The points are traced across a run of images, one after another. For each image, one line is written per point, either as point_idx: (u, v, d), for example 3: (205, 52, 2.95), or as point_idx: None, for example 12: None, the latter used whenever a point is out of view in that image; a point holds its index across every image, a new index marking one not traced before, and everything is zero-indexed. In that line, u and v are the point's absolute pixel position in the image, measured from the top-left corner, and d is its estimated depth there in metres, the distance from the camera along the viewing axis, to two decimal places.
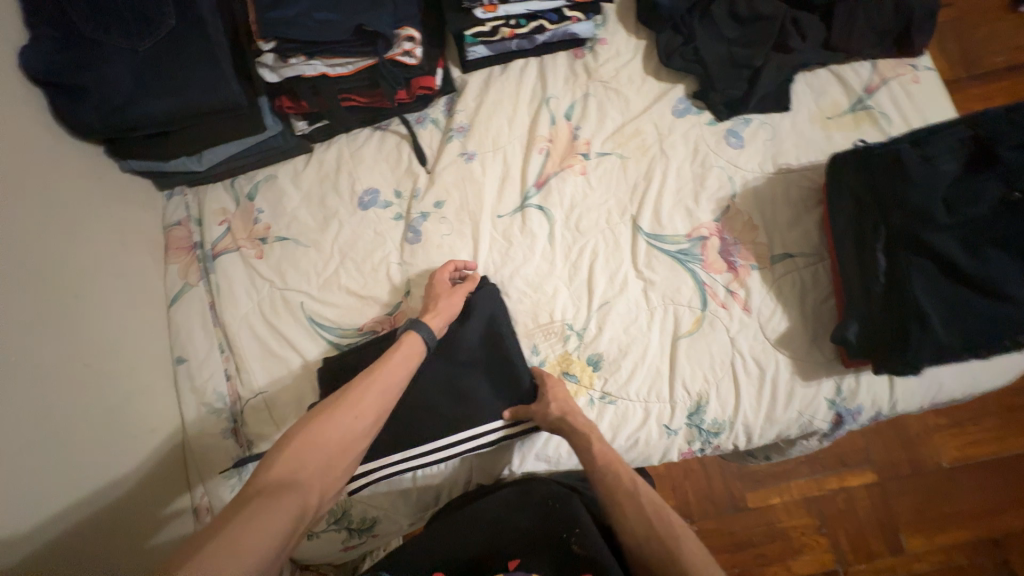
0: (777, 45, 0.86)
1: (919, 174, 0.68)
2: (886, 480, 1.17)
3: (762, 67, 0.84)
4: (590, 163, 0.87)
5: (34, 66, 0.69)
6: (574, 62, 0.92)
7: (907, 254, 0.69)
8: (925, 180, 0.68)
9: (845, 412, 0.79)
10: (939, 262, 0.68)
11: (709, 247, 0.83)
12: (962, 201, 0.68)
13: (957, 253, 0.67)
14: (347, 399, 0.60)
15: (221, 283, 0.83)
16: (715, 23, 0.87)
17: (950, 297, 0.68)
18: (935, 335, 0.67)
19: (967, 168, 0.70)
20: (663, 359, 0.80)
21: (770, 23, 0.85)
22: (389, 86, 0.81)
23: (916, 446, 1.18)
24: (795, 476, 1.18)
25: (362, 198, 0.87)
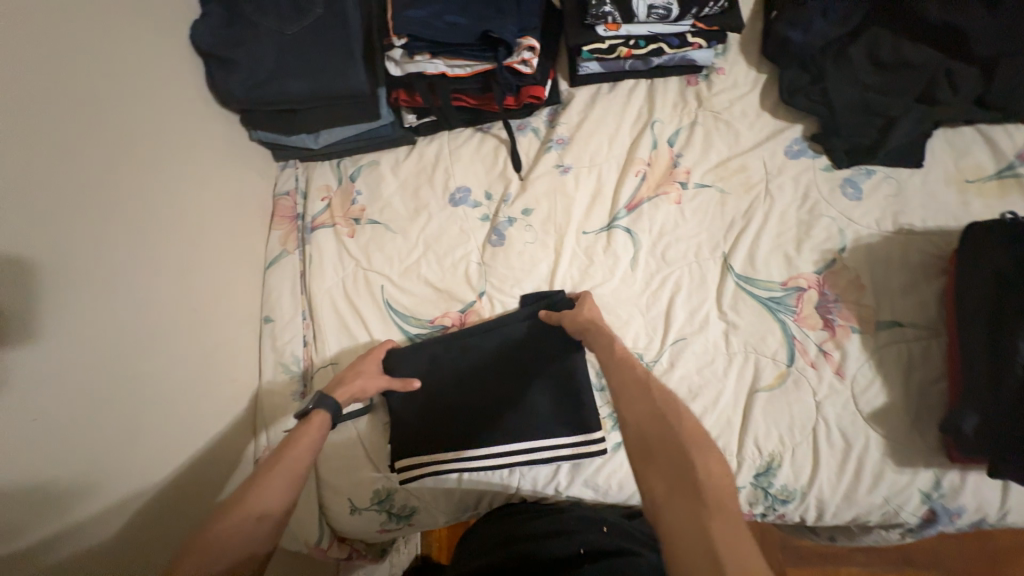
0: (920, 96, 0.79)
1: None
2: None
3: (898, 118, 0.78)
4: (687, 193, 0.84)
5: (201, 40, 0.80)
6: (686, 88, 0.89)
7: None
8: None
9: (941, 511, 0.70)
10: None
11: (805, 299, 0.77)
12: None
13: None
14: (267, 469, 0.60)
15: (313, 255, 0.88)
16: (850, 66, 0.82)
17: None
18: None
19: None
20: (737, 410, 0.75)
21: (913, 72, 0.79)
22: (500, 92, 0.84)
23: (1002, 564, 1.06)
24: (846, 563, 1.09)
25: (454, 195, 0.89)
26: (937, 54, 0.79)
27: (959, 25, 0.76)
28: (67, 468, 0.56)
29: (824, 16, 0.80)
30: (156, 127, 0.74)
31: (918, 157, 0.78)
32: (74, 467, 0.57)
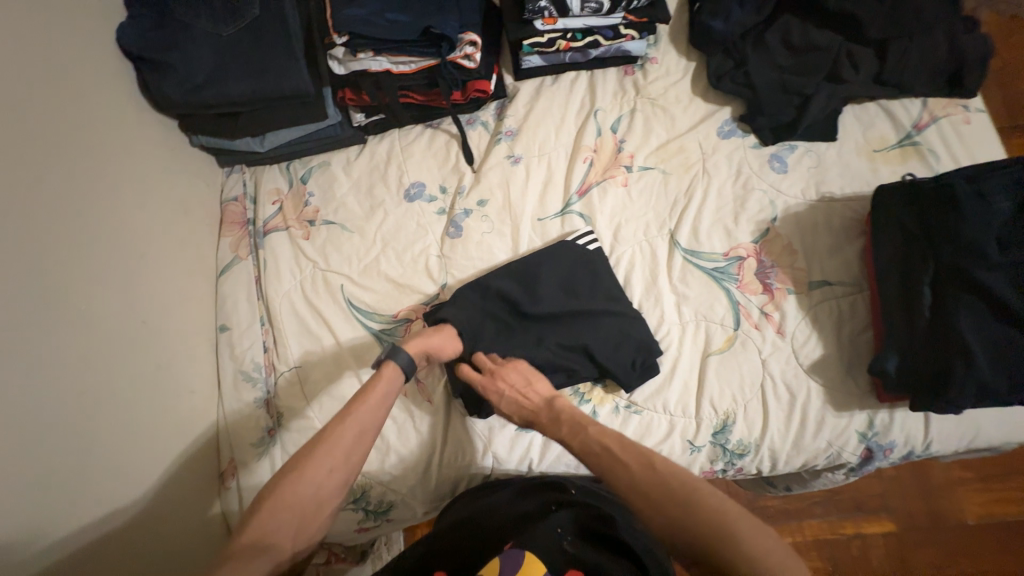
0: (828, 76, 0.87)
1: (974, 212, 0.68)
2: (903, 531, 1.17)
3: (812, 96, 0.86)
4: (632, 176, 0.89)
5: (129, 42, 0.77)
6: (624, 78, 0.94)
7: (956, 291, 0.68)
8: (985, 215, 0.68)
9: (876, 447, 0.77)
10: (989, 302, 0.67)
11: (745, 267, 0.83)
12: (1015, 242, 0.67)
13: (1008, 292, 0.66)
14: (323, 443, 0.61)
15: (268, 259, 0.87)
16: (768, 51, 0.89)
17: (997, 337, 0.67)
18: (980, 375, 0.66)
19: None
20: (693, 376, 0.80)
21: (823, 54, 0.87)
22: (447, 86, 0.86)
23: (941, 500, 1.18)
24: (809, 516, 1.18)
25: (409, 190, 0.90)
26: (840, 38, 0.87)
27: (856, 11, 0.84)
28: (17, 494, 0.52)
29: (740, 6, 0.87)
30: (87, 135, 0.70)
31: (832, 132, 0.86)
32: (24, 492, 0.53)
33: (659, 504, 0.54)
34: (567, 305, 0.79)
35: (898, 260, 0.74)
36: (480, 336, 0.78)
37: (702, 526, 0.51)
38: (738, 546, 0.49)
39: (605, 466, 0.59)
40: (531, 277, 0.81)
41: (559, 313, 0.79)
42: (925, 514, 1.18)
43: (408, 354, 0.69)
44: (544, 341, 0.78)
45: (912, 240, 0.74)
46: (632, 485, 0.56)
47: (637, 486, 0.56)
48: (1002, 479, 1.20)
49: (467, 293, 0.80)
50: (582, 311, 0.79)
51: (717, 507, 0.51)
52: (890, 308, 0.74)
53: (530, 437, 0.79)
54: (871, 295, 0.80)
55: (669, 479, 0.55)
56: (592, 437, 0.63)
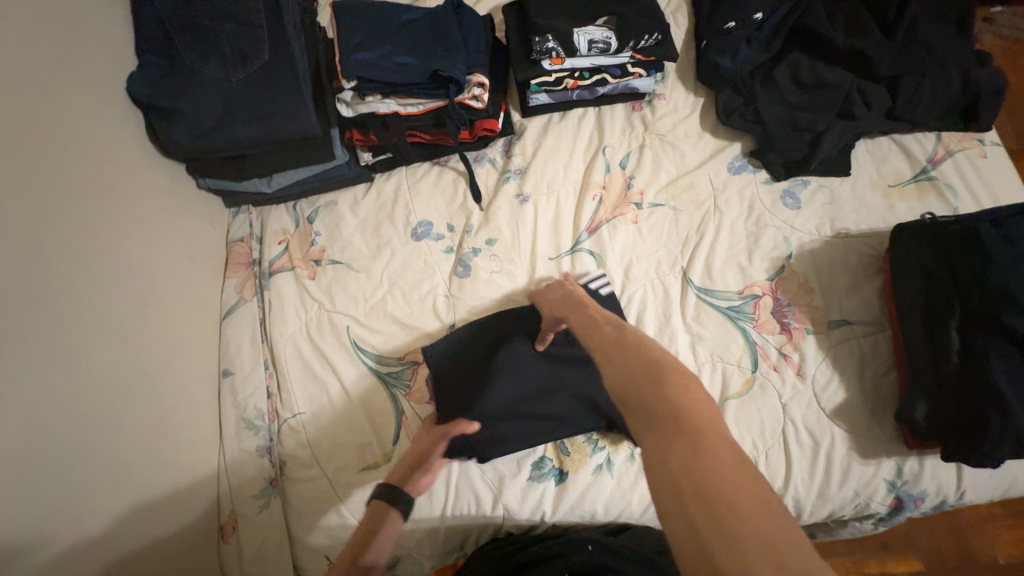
0: (840, 112, 0.86)
1: (1000, 251, 0.66)
2: (932, 571, 1.11)
3: (825, 132, 0.84)
4: (642, 213, 0.87)
5: (138, 89, 0.77)
6: (632, 114, 0.93)
7: (985, 338, 0.66)
8: (1014, 253, 0.66)
9: (906, 497, 0.74)
10: (1022, 349, 0.64)
11: (761, 306, 0.81)
12: None
13: None
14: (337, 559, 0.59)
15: (274, 301, 0.85)
16: (777, 87, 0.88)
17: None
18: (1017, 427, 0.62)
19: None
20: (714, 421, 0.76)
21: (836, 90, 0.85)
22: (454, 126, 0.85)
23: (973, 540, 1.13)
24: (831, 555, 1.13)
25: (416, 229, 0.89)
26: (852, 75, 0.86)
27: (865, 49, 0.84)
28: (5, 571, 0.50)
29: (747, 44, 0.87)
30: (93, 184, 0.69)
31: (845, 167, 0.85)
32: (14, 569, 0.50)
33: (636, 375, 0.43)
34: (574, 355, 0.78)
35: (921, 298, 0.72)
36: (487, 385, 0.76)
37: (680, 404, 0.39)
38: (707, 432, 0.36)
39: (595, 341, 0.51)
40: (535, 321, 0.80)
41: (565, 361, 0.77)
42: (954, 552, 1.12)
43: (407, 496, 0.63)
44: (551, 393, 0.75)
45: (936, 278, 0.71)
46: (615, 356, 0.47)
47: (623, 358, 0.46)
48: None
49: (472, 337, 0.79)
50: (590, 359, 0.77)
51: (701, 389, 0.40)
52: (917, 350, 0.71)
53: (543, 487, 0.75)
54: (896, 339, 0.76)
55: (655, 357, 0.44)
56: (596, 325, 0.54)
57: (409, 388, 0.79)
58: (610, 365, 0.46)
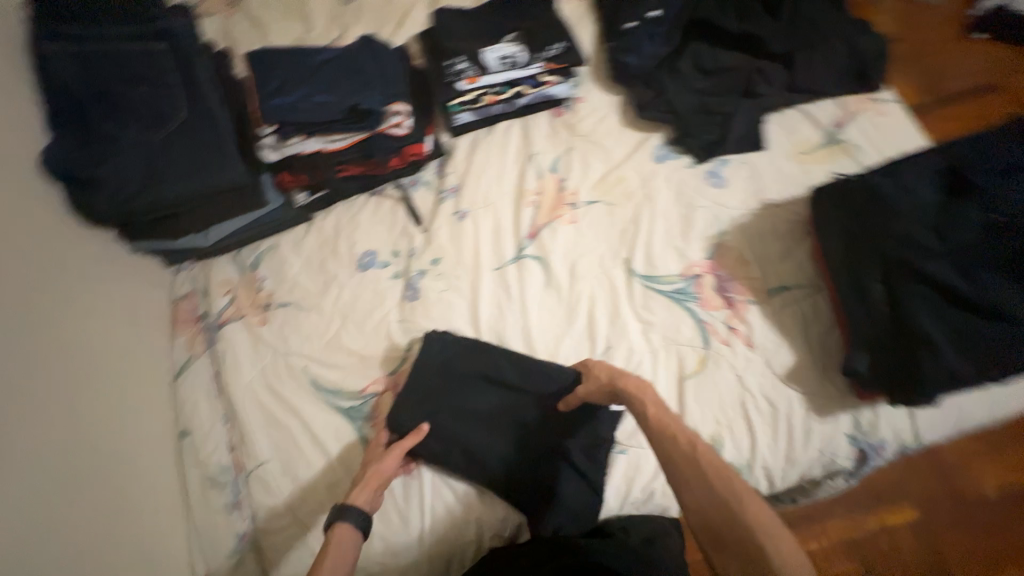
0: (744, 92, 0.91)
1: (890, 199, 0.71)
2: (932, 516, 1.11)
3: (733, 112, 0.89)
4: (579, 212, 0.90)
5: (51, 163, 0.74)
6: (555, 120, 0.96)
7: (905, 282, 0.67)
8: (904, 200, 0.71)
9: (868, 448, 0.75)
10: (939, 288, 0.66)
11: (703, 284, 0.84)
12: (949, 226, 0.68)
13: (953, 277, 0.65)
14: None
15: (226, 353, 0.84)
16: (683, 77, 0.91)
17: (956, 322, 0.65)
18: (947, 364, 0.64)
19: (949, 195, 0.71)
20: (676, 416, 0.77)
21: (734, 73, 0.91)
22: (382, 155, 0.87)
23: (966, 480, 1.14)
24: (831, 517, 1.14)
25: (361, 260, 0.90)
26: (748, 57, 0.91)
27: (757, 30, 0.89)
28: None
29: (650, 40, 0.91)
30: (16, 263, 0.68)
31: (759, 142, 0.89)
32: None
33: (711, 503, 0.52)
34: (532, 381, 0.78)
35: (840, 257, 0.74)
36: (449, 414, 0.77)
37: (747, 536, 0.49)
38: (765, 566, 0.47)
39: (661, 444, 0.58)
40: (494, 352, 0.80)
41: (520, 386, 0.79)
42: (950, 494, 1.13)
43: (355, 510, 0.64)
44: (507, 420, 0.78)
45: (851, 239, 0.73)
46: (689, 471, 0.54)
47: (691, 467, 0.54)
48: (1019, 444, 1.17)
49: (435, 370, 0.80)
50: (547, 380, 0.78)
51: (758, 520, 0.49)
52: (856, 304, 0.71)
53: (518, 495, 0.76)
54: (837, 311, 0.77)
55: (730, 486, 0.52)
56: (664, 421, 0.60)
57: (373, 419, 0.79)
58: (688, 473, 0.54)
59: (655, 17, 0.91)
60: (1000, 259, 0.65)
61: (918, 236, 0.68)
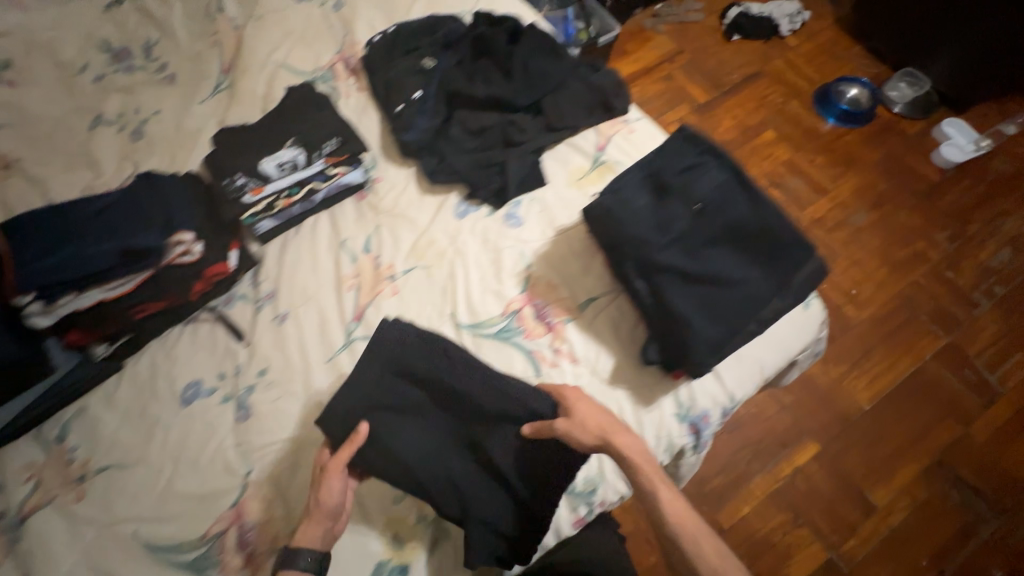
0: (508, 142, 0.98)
1: (622, 218, 0.79)
2: (827, 442, 1.55)
3: (505, 161, 0.97)
4: (399, 282, 0.94)
5: None
6: (360, 203, 1.01)
7: (656, 279, 0.77)
8: (635, 215, 0.79)
9: (695, 420, 0.83)
10: (680, 276, 0.77)
11: (524, 316, 0.90)
12: (666, 224, 0.79)
13: (684, 265, 0.76)
14: None
15: (34, 549, 0.74)
16: (455, 140, 0.99)
17: (702, 299, 0.76)
18: (705, 338, 0.75)
19: (657, 195, 0.81)
20: (506, 411, 0.78)
21: (493, 130, 0.99)
22: (176, 287, 0.86)
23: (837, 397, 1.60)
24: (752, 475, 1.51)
25: (184, 394, 0.85)
26: (499, 114, 0.99)
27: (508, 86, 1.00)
28: None
29: (420, 115, 1.00)
30: None
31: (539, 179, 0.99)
32: None
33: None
34: (496, 403, 0.78)
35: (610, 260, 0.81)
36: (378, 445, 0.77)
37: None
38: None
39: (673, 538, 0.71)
40: (471, 378, 0.79)
41: (464, 394, 0.79)
42: (835, 418, 1.58)
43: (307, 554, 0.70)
44: (465, 439, 0.80)
45: (616, 257, 0.81)
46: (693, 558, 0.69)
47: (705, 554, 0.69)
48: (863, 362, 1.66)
49: (384, 368, 0.81)
50: (522, 403, 0.78)
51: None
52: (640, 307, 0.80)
53: None
54: (638, 311, 0.86)
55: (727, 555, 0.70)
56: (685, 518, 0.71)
57: (222, 561, 0.74)
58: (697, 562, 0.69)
59: (419, 96, 1.01)
60: (710, 239, 0.77)
61: (655, 243, 0.77)
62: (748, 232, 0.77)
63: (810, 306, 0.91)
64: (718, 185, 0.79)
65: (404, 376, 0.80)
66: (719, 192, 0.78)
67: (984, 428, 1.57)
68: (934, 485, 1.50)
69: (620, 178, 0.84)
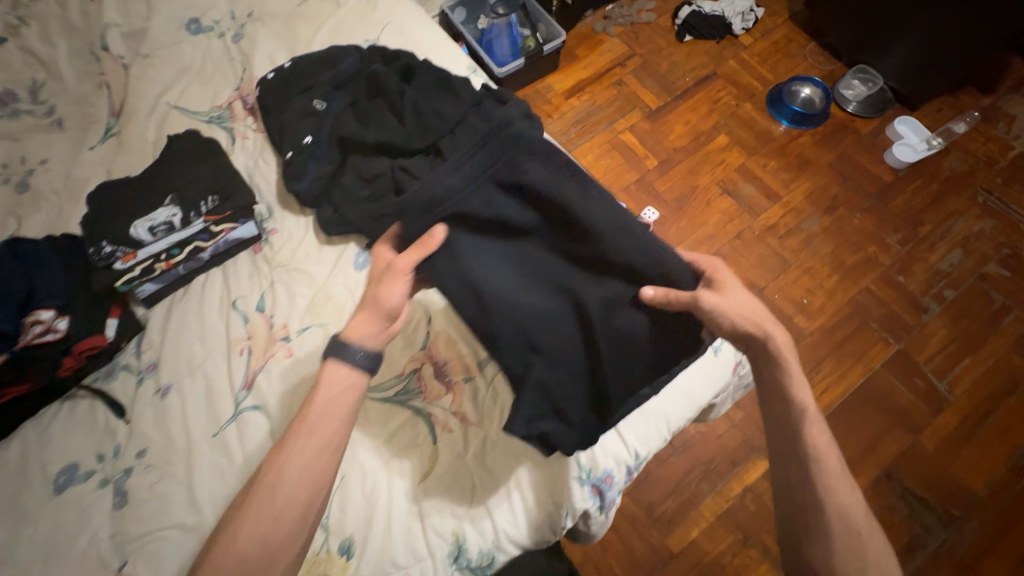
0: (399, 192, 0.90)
1: (594, 213, 0.75)
2: None
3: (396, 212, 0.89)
4: (293, 344, 0.89)
5: None
6: (255, 257, 0.95)
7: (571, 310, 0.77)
8: (533, 265, 0.80)
9: (598, 481, 0.81)
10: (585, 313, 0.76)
11: (423, 376, 0.86)
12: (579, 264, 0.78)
13: (594, 308, 0.75)
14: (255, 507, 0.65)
15: None
16: (348, 190, 0.93)
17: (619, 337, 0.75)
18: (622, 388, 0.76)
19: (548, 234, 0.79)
20: (519, 328, 0.75)
21: (382, 179, 0.92)
22: (39, 369, 0.81)
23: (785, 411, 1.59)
24: (702, 497, 1.39)
25: (57, 481, 0.79)
26: (388, 160, 0.92)
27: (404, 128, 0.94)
28: None
29: (313, 163, 0.94)
30: None
31: None
32: None
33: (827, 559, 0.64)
34: (610, 235, 0.76)
35: (500, 300, 0.76)
36: (470, 260, 0.77)
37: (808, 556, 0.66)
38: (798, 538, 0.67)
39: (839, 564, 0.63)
40: (585, 210, 0.76)
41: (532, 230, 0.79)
42: None
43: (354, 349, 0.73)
44: (566, 281, 0.78)
45: (529, 235, 0.79)
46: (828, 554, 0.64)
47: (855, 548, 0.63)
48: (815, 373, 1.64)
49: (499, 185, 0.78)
50: (642, 250, 0.75)
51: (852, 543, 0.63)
52: (584, 331, 0.76)
53: None
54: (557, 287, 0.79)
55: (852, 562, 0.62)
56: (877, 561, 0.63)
57: None
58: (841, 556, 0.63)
59: (309, 141, 0.95)
60: (609, 283, 0.77)
61: (618, 234, 0.75)
62: (643, 273, 0.75)
63: (720, 351, 0.87)
64: (612, 218, 0.77)
65: (453, 215, 0.77)
66: (610, 229, 0.76)
67: (933, 437, 1.55)
68: (884, 497, 1.49)
69: (512, 209, 0.78)
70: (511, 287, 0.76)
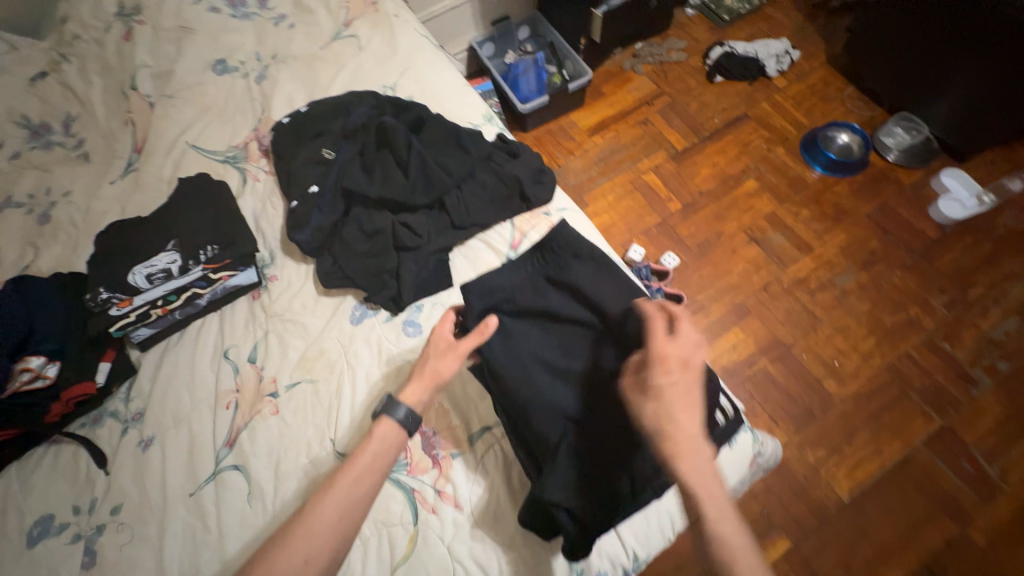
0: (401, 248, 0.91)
1: (619, 308, 0.74)
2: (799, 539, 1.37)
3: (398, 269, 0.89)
4: (281, 400, 0.85)
5: None
6: (253, 304, 0.94)
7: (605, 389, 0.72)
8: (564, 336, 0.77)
9: None
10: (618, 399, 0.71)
11: (411, 446, 0.80)
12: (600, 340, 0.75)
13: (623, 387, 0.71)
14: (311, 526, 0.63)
15: None
16: (347, 243, 0.91)
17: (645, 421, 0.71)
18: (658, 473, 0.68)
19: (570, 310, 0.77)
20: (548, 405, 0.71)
21: (382, 235, 0.91)
22: (25, 416, 0.80)
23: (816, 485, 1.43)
24: None
25: (32, 532, 0.77)
26: (390, 215, 0.92)
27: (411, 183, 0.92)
28: None
29: (317, 211, 0.92)
30: None
31: (442, 282, 0.90)
32: None
33: None
34: (633, 317, 0.74)
35: (517, 391, 0.73)
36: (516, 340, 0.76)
37: None
38: None
39: None
40: (606, 291, 0.76)
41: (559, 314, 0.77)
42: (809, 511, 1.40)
43: (405, 406, 0.72)
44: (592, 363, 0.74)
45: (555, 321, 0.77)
46: None
47: None
48: (849, 443, 1.48)
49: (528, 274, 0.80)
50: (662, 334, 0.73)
51: None
52: (609, 426, 0.70)
53: None
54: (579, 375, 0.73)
55: None
56: None
57: None
58: None
59: (315, 191, 0.94)
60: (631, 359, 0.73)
61: None
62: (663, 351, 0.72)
63: (736, 443, 0.78)
64: (626, 296, 0.76)
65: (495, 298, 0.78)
66: (626, 307, 0.75)
67: (983, 531, 1.36)
68: None
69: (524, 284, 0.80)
70: (533, 375, 0.73)
